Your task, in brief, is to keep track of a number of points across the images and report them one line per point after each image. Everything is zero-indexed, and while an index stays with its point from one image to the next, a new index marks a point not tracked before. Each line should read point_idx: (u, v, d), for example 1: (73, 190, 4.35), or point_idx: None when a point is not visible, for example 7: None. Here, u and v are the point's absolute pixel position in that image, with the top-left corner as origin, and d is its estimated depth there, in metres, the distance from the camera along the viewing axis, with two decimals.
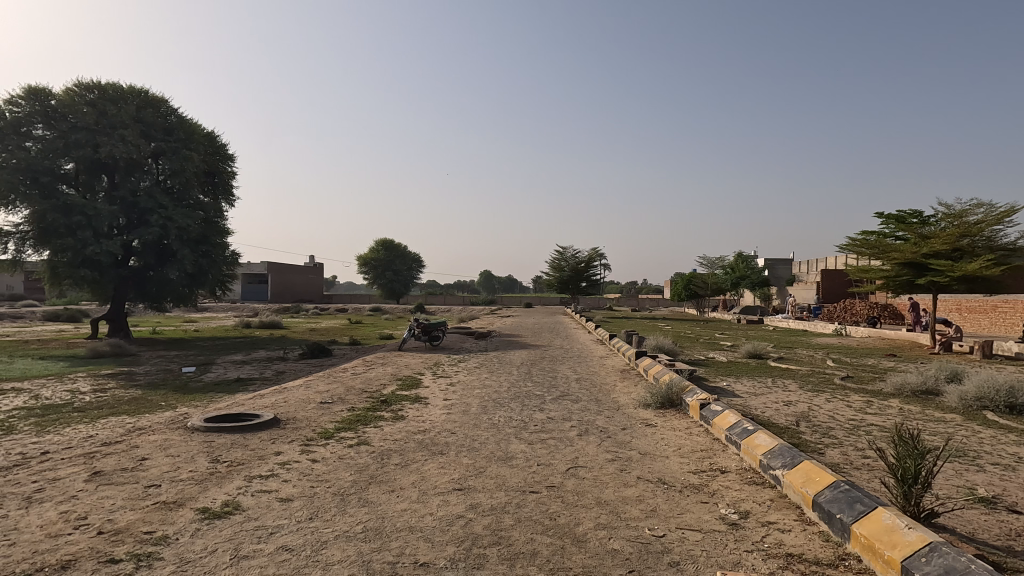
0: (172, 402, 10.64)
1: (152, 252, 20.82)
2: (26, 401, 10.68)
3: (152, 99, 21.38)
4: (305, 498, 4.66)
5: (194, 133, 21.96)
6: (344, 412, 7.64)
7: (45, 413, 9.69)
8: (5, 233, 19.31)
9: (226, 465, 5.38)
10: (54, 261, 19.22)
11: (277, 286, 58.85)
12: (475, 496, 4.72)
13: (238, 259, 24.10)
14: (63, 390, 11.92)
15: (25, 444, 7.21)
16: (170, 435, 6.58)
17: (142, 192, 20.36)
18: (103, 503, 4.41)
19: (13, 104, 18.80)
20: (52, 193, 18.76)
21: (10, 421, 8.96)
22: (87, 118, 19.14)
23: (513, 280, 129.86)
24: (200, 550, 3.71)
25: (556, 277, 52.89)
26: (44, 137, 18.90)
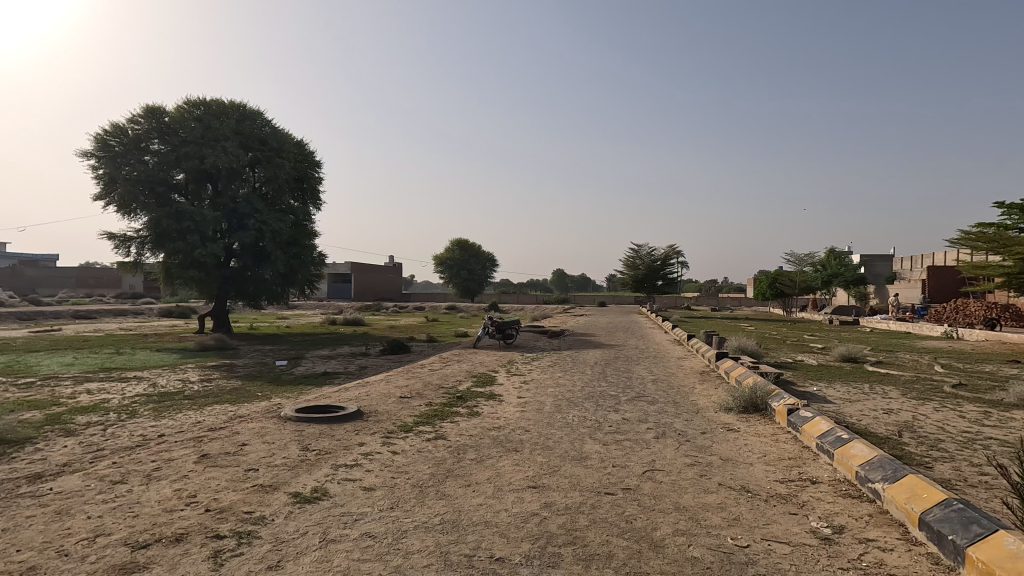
0: (267, 393, 11.48)
1: (250, 253, 22.56)
2: (146, 388, 11.94)
3: (250, 112, 23.10)
4: (387, 488, 4.87)
5: (286, 142, 23.46)
6: (422, 407, 7.91)
7: (162, 399, 10.79)
8: (128, 237, 21.58)
9: (316, 453, 5.73)
10: (168, 262, 21.29)
11: (360, 286, 61.92)
12: (550, 495, 4.72)
13: (325, 260, 25.55)
14: (176, 379, 13.20)
15: (145, 427, 8.06)
16: (266, 423, 7.12)
17: (241, 198, 22.10)
18: (210, 483, 4.84)
19: (135, 122, 21.00)
20: (166, 201, 20.76)
21: (133, 406, 10.05)
22: (195, 132, 21.01)
23: (586, 280, 128.59)
24: (293, 532, 3.97)
25: (631, 276, 51.77)
26: (160, 151, 20.97)
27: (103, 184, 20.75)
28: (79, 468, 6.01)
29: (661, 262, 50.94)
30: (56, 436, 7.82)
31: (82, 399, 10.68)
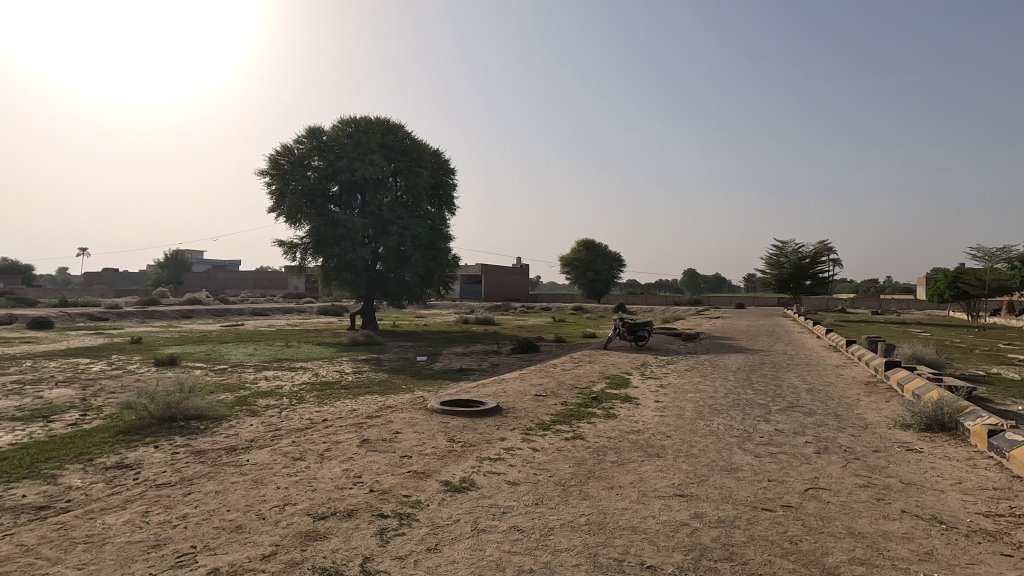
0: (411, 386, 12.35)
1: (393, 257, 24.42)
2: (311, 377, 13.49)
3: (393, 126, 25.06)
4: (530, 484, 4.96)
5: (424, 152, 25.05)
6: (558, 406, 7.96)
7: (323, 388, 12.10)
8: (294, 244, 24.52)
9: (461, 445, 6.02)
10: (325, 266, 23.82)
11: (489, 286, 64.35)
12: (700, 505, 4.47)
13: (458, 262, 26.85)
14: (334, 370, 14.72)
15: (312, 412, 9.09)
16: (415, 414, 7.65)
17: (385, 206, 24.02)
18: (372, 466, 5.29)
19: (299, 143, 23.83)
20: (324, 211, 23.24)
21: (302, 392, 11.39)
22: (347, 148, 23.26)
23: (720, 280, 120.92)
24: (447, 518, 4.20)
25: (773, 275, 47.62)
26: (319, 167, 23.54)
27: (275, 199, 23.80)
28: (264, 444, 6.93)
29: (810, 260, 46.19)
30: (245, 415, 9.11)
31: (262, 385, 12.35)
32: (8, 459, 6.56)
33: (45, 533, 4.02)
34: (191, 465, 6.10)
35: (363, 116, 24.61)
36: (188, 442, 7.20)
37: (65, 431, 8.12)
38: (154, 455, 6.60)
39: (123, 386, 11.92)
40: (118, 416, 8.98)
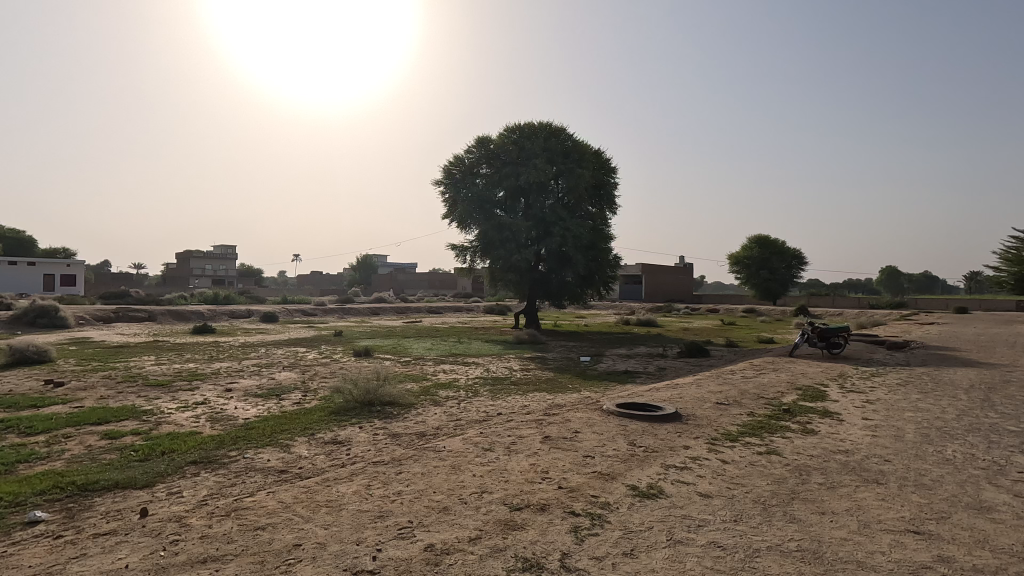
0: (577, 386, 12.43)
1: (555, 258, 24.84)
2: (483, 372, 14.31)
3: (555, 130, 25.54)
4: (725, 499, 4.63)
5: (586, 153, 25.07)
6: (744, 416, 7.35)
7: (495, 383, 12.75)
8: (464, 247, 26.25)
9: (644, 450, 5.87)
10: (492, 267, 25.11)
11: (650, 287, 62.42)
12: (944, 547, 3.77)
13: (620, 263, 26.38)
14: (503, 367, 15.44)
15: (488, 405, 9.61)
16: (591, 414, 7.68)
17: (548, 209, 24.56)
18: (558, 462, 5.43)
19: (470, 153, 25.50)
20: (491, 216, 24.51)
21: (476, 386, 12.13)
22: (512, 154, 24.26)
23: (931, 280, 102.15)
24: (640, 524, 4.11)
25: (1012, 273, 38.73)
26: (486, 174, 24.89)
27: (449, 206, 25.73)
28: (451, 432, 7.49)
29: None
30: (429, 404, 9.95)
31: (441, 377, 13.43)
32: (256, 428, 7.99)
33: (294, 494, 4.81)
34: (392, 446, 6.83)
35: (527, 123, 25.49)
36: (387, 425, 8.07)
37: (292, 408, 9.66)
38: (361, 435, 7.50)
39: (331, 373, 13.84)
40: (330, 398, 10.42)
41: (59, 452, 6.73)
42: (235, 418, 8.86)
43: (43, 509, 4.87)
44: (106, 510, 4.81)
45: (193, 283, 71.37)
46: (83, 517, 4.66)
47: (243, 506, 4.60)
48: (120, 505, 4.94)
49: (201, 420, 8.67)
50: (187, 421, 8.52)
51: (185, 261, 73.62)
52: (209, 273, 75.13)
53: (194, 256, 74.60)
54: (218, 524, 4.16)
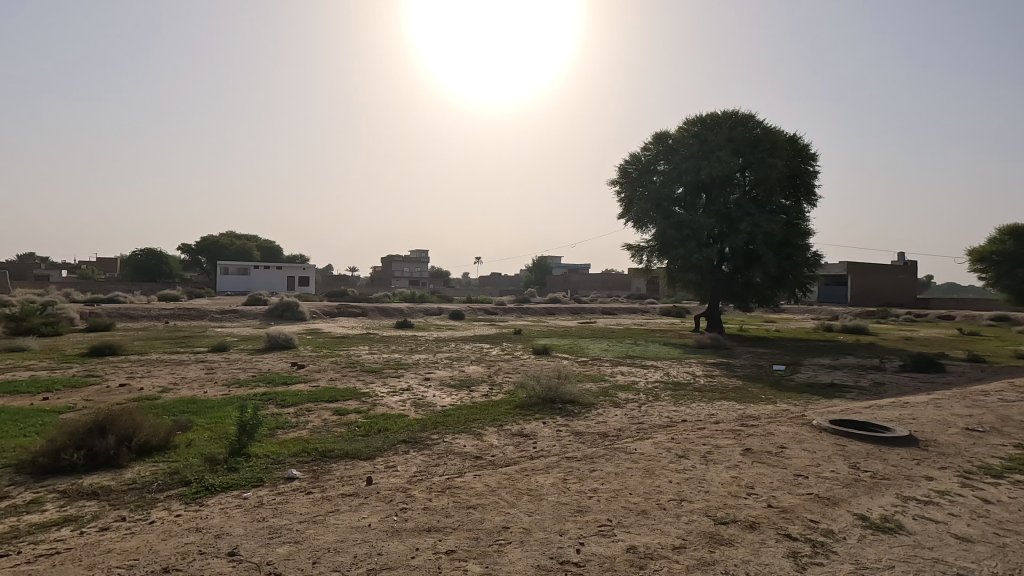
0: (772, 396, 11.28)
1: (741, 257, 22.91)
2: (663, 376, 13.79)
3: (742, 118, 23.57)
4: (993, 546, 3.79)
5: (779, 140, 22.66)
6: (1009, 448, 5.95)
7: (677, 388, 12.19)
8: (641, 247, 25.62)
9: (871, 476, 5.13)
10: (670, 267, 24.08)
11: (858, 288, 54.17)
12: None
13: (821, 261, 23.31)
14: (685, 372, 14.70)
15: (673, 410, 9.22)
16: (799, 430, 6.97)
17: (733, 204, 22.74)
18: (764, 479, 5.09)
19: (647, 150, 24.81)
20: (669, 214, 23.51)
21: (657, 390, 11.74)
22: (693, 148, 22.97)
23: None
24: (875, 560, 3.58)
25: None
26: (664, 171, 23.94)
27: (624, 205, 25.33)
28: (636, 435, 7.35)
29: None
30: (610, 405, 9.88)
31: (619, 379, 13.27)
32: (452, 415, 8.75)
33: (498, 479, 5.27)
34: (577, 443, 6.92)
35: (710, 113, 23.94)
36: (570, 422, 8.22)
37: (481, 399, 10.37)
38: (545, 429, 7.74)
39: (514, 368, 14.57)
40: (515, 392, 10.98)
41: (304, 422, 8.14)
42: (434, 404, 9.82)
43: (296, 468, 5.92)
44: (341, 475, 5.68)
45: (394, 283, 81.17)
46: (325, 478, 5.57)
47: (455, 485, 5.14)
48: (352, 472, 5.80)
49: (407, 405, 9.77)
50: (397, 405, 9.68)
51: (389, 264, 84.45)
52: (408, 275, 85.13)
53: (395, 259, 84.85)
54: (438, 498, 4.78)
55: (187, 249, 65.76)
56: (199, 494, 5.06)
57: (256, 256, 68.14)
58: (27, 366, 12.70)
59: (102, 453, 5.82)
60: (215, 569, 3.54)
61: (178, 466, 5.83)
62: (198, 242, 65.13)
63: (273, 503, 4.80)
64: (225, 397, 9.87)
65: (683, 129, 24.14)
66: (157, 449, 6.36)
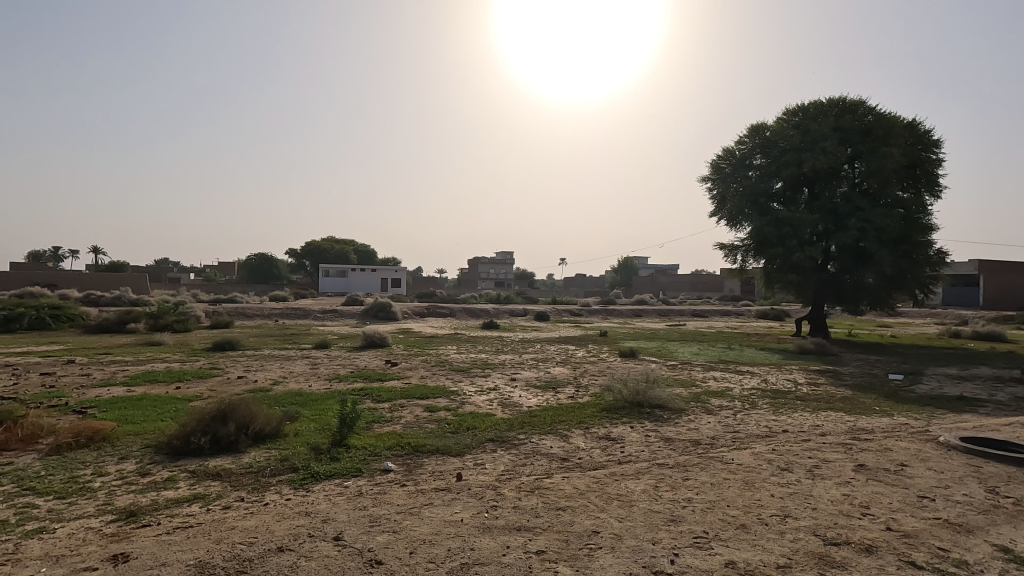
0: (888, 409, 10.26)
1: (850, 255, 21.08)
2: (760, 383, 12.97)
3: (850, 104, 21.70)
4: None
5: (895, 127, 20.60)
6: None
7: (776, 395, 11.41)
8: (735, 246, 24.33)
9: (1014, 503, 4.53)
10: (768, 268, 22.65)
11: (993, 289, 47.93)
12: None
13: (946, 259, 20.89)
14: (785, 379, 13.73)
15: (772, 420, 8.65)
16: (923, 446, 6.30)
17: (840, 198, 20.99)
18: (881, 499, 4.64)
19: (741, 144, 23.55)
20: (766, 210, 22.13)
21: (754, 398, 11.07)
22: (794, 139, 21.47)
23: None
24: None
25: None
26: (761, 165, 22.58)
27: (717, 203, 24.16)
28: (732, 444, 6.96)
29: None
30: (702, 412, 9.45)
31: (711, 384, 12.65)
32: (538, 416, 8.76)
33: (587, 482, 5.24)
34: (667, 450, 6.67)
35: (813, 101, 22.28)
36: (659, 427, 7.96)
37: (567, 401, 10.31)
38: (633, 434, 7.53)
39: (600, 371, 14.35)
40: (601, 395, 10.81)
41: (397, 418, 8.52)
42: (520, 405, 9.89)
43: (391, 460, 6.22)
44: (432, 470, 5.88)
45: (480, 284, 83.29)
46: (418, 472, 5.80)
47: (544, 485, 5.16)
48: (442, 467, 5.99)
49: (494, 404, 9.92)
50: (484, 404, 9.86)
51: (476, 266, 87.13)
52: (494, 275, 87.02)
53: (480, 262, 87.46)
54: (527, 498, 4.81)
55: (294, 254, 71.40)
56: (305, 480, 5.45)
57: (354, 258, 72.55)
58: (163, 358, 14.38)
59: (224, 438, 6.45)
60: (323, 552, 3.79)
61: (288, 453, 6.33)
62: (303, 246, 70.48)
63: (371, 494, 5.05)
64: (327, 391, 10.57)
65: (782, 120, 22.63)
66: (270, 437, 6.93)
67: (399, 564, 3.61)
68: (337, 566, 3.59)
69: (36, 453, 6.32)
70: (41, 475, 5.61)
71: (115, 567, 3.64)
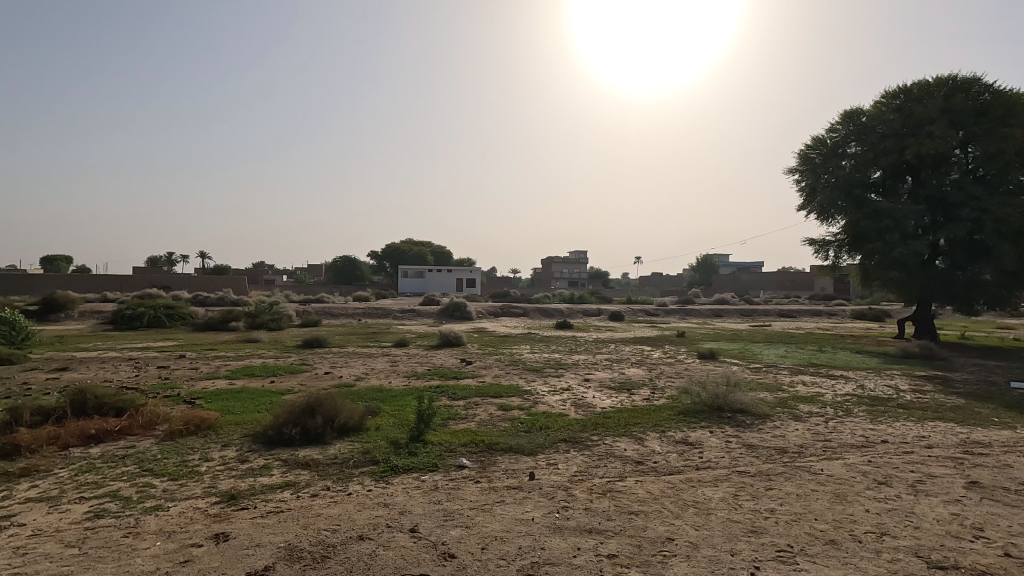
0: (1009, 420, 9.16)
1: (963, 249, 19.04)
2: (855, 389, 12.01)
3: (962, 83, 19.60)
4: None
5: (1017, 106, 18.37)
6: None
7: (874, 403, 10.51)
8: (826, 242, 22.68)
9: None
10: (865, 264, 20.91)
11: None
12: None
13: None
14: (885, 385, 12.59)
15: (867, 428, 7.99)
16: None
17: (951, 186, 19.00)
18: (998, 521, 4.16)
19: (834, 131, 21.91)
20: (862, 202, 20.41)
21: (848, 404, 10.27)
22: (895, 124, 19.69)
23: None
24: None
25: None
26: (856, 153, 20.88)
27: (806, 195, 22.56)
28: (823, 454, 6.49)
29: None
30: (789, 418, 8.91)
31: (800, 390, 11.82)
32: (612, 418, 8.61)
33: (661, 487, 5.09)
34: (750, 458, 6.34)
35: (917, 82, 20.34)
36: (741, 433, 7.57)
37: (642, 404, 10.05)
38: (712, 439, 7.23)
39: (677, 373, 13.89)
40: (678, 398, 10.43)
41: (472, 416, 8.69)
42: (593, 406, 9.73)
43: (466, 457, 6.37)
44: (505, 468, 5.95)
45: (553, 283, 83.30)
46: (492, 470, 5.90)
47: (617, 488, 5.08)
48: (516, 466, 6.05)
49: (568, 405, 9.87)
50: (557, 404, 9.82)
51: (549, 266, 86.91)
52: (568, 275, 87.02)
53: (555, 262, 88.20)
54: (599, 500, 4.76)
55: (376, 255, 74.82)
56: (384, 473, 5.70)
57: (431, 259, 74.76)
58: (260, 354, 15.55)
59: (313, 430, 6.88)
60: (399, 543, 3.95)
61: (369, 446, 6.64)
62: (383, 248, 73.62)
63: (446, 488, 5.21)
64: (406, 388, 10.95)
65: (880, 104, 20.84)
66: (354, 430, 7.31)
67: (471, 560, 3.69)
68: (412, 557, 3.72)
69: (153, 438, 7.05)
70: (158, 458, 6.24)
71: (218, 546, 3.98)
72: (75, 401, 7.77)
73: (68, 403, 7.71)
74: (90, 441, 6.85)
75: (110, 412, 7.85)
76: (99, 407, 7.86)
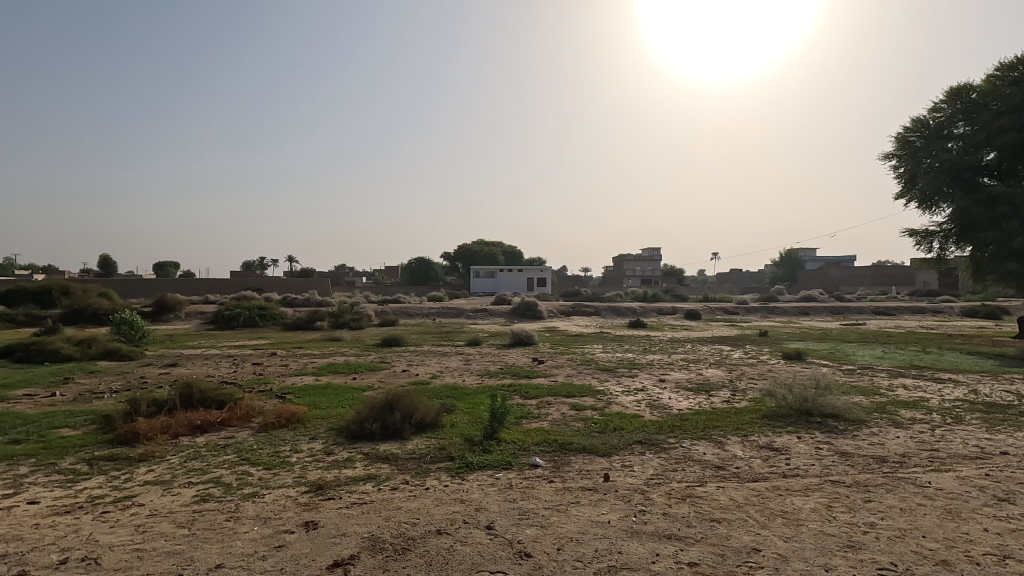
0: None
1: None
2: (967, 394, 10.83)
3: None
4: None
5: None
6: None
7: (991, 410, 9.43)
8: (930, 232, 20.67)
9: None
10: (978, 256, 18.85)
11: None
12: None
13: None
14: (1002, 391, 11.26)
15: (981, 438, 7.19)
16: None
17: None
18: None
19: (937, 111, 19.89)
20: (974, 187, 18.35)
21: (958, 411, 9.29)
22: (1013, 99, 17.68)
23: None
24: None
25: None
26: (965, 133, 18.84)
27: (904, 181, 20.59)
28: (929, 465, 5.93)
29: None
30: (887, 424, 8.21)
31: (901, 394, 10.83)
32: (690, 420, 8.31)
33: (746, 494, 4.85)
34: (844, 466, 5.89)
35: None
36: (832, 439, 7.06)
37: (722, 406, 9.64)
38: (800, 445, 6.79)
39: (760, 374, 13.18)
40: (761, 401, 9.85)
41: (545, 415, 8.66)
42: (669, 407, 9.49)
43: (539, 456, 6.38)
44: (580, 468, 5.91)
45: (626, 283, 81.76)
46: (565, 469, 5.88)
47: (696, 493, 4.90)
48: (590, 466, 5.99)
49: (642, 405, 9.67)
50: (631, 405, 9.63)
51: (621, 265, 85.59)
52: (640, 274, 85.09)
53: (627, 261, 86.68)
54: (678, 505, 4.60)
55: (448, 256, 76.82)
56: (460, 469, 5.82)
57: (502, 259, 75.61)
58: (342, 352, 16.31)
59: (392, 425, 7.15)
60: (476, 539, 4.01)
61: (445, 442, 6.81)
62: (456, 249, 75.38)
63: (520, 487, 5.24)
64: (481, 386, 11.10)
65: (993, 77, 18.79)
66: (430, 427, 7.52)
67: (547, 559, 3.68)
68: (489, 554, 3.77)
69: (251, 430, 7.60)
70: (254, 448, 6.73)
71: (307, 533, 4.22)
72: (183, 394, 8.54)
73: (178, 396, 8.47)
74: (197, 430, 7.49)
75: (213, 405, 8.56)
76: (203, 400, 8.59)
